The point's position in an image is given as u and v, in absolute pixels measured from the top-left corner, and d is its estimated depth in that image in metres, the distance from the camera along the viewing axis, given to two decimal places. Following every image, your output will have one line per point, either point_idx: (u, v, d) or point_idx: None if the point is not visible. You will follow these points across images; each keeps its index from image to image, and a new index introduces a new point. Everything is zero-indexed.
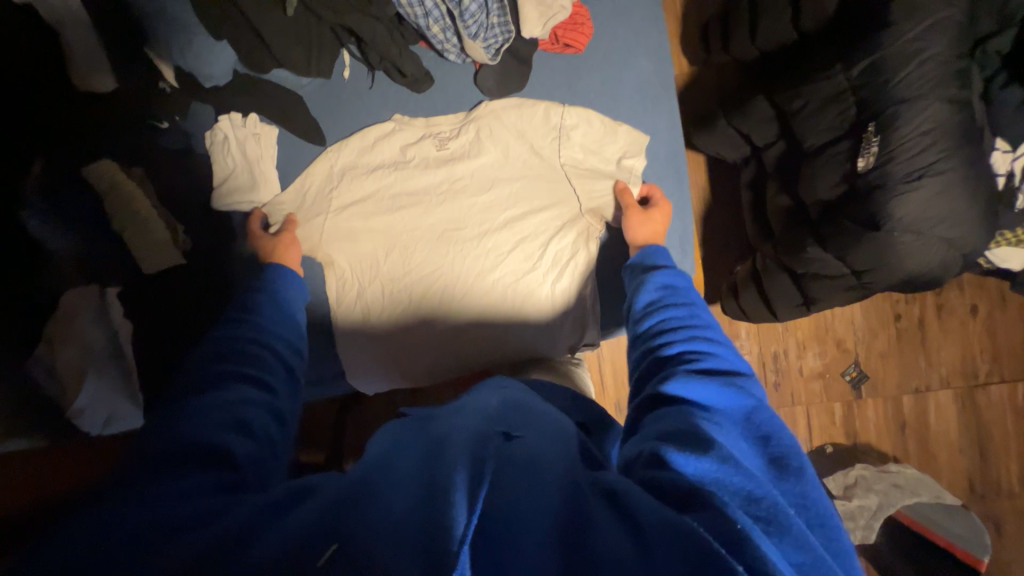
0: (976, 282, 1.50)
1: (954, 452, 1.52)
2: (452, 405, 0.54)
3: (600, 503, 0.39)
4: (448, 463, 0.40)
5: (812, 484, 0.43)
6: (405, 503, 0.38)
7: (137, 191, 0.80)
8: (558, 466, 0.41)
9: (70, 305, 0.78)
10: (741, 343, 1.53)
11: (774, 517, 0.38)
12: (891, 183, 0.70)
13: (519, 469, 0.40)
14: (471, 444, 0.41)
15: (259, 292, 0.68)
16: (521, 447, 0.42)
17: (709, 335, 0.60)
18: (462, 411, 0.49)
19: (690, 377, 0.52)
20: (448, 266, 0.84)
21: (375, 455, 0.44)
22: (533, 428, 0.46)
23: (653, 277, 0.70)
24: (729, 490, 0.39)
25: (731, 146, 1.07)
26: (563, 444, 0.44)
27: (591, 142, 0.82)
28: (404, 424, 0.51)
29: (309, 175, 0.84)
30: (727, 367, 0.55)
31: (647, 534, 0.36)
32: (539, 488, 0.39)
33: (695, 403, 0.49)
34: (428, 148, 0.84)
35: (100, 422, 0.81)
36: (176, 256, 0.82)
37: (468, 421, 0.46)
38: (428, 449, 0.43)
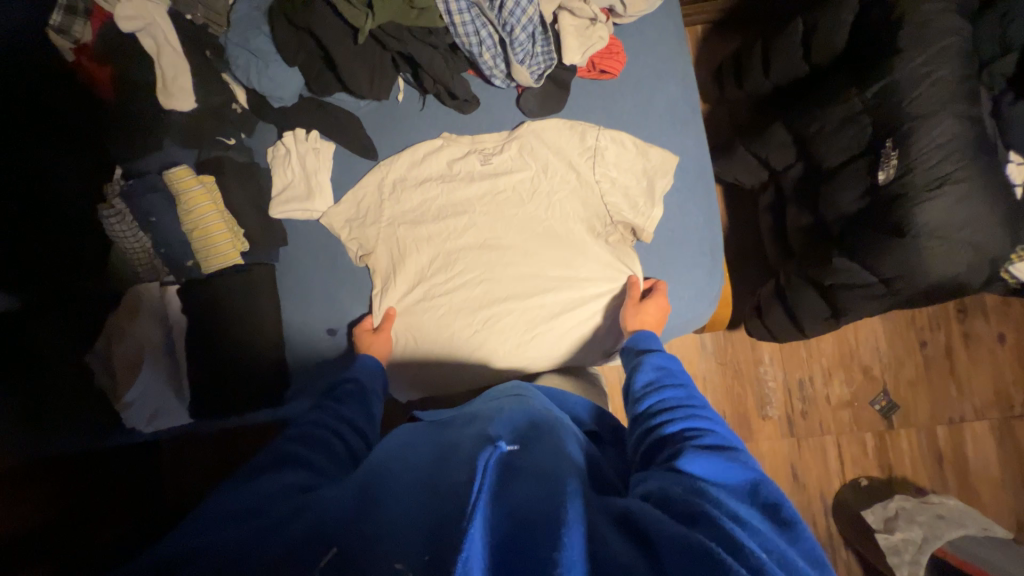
0: (1000, 309, 1.50)
1: (998, 488, 1.45)
2: (463, 418, 0.61)
3: (615, 527, 0.44)
4: (456, 473, 0.47)
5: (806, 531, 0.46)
6: (426, 507, 0.44)
7: (206, 202, 0.85)
8: (560, 473, 0.47)
9: (133, 301, 0.85)
10: (765, 369, 1.53)
11: (787, 562, 0.40)
12: (914, 191, 0.74)
13: (529, 478, 0.46)
14: (480, 455, 0.48)
15: (342, 379, 0.77)
16: (521, 457, 0.49)
17: (702, 409, 0.63)
18: (473, 423, 0.57)
19: (692, 446, 0.55)
20: (486, 276, 0.90)
21: (405, 467, 0.52)
22: (532, 438, 0.53)
23: (646, 357, 0.75)
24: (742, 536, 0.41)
25: (750, 172, 1.14)
26: (560, 451, 0.51)
27: (623, 162, 0.88)
28: (412, 441, 0.58)
29: (363, 187, 0.92)
30: (724, 436, 0.58)
31: (661, 555, 0.40)
32: (545, 492, 0.44)
33: (700, 468, 0.52)
34: (473, 163, 0.91)
35: (147, 416, 0.84)
36: (235, 259, 0.88)
37: (478, 432, 0.53)
38: (442, 459, 0.51)
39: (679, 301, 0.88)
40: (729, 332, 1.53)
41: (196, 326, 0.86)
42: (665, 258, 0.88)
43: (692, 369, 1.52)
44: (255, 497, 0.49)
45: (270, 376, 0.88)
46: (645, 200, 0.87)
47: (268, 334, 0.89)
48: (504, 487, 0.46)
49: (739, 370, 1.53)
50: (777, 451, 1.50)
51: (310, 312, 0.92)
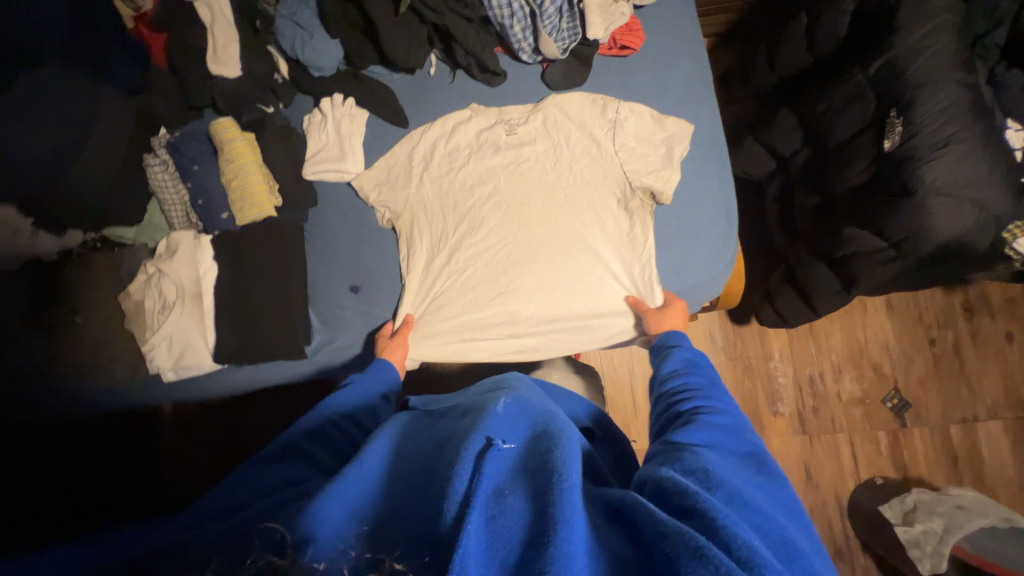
0: (1005, 309, 1.52)
1: (1016, 490, 1.43)
2: (457, 410, 0.61)
3: (606, 517, 0.44)
4: (449, 469, 0.45)
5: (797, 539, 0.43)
6: (424, 513, 0.43)
7: (246, 154, 0.89)
8: (553, 458, 0.44)
9: (174, 243, 0.89)
10: (775, 364, 1.54)
11: (788, 547, 0.42)
12: (921, 153, 0.78)
13: (524, 472, 0.44)
14: (471, 447, 0.46)
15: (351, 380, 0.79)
16: (519, 453, 0.47)
17: (718, 393, 0.65)
18: (466, 416, 0.56)
19: (703, 427, 0.57)
20: (511, 244, 0.93)
21: (404, 467, 0.51)
22: (528, 437, 0.50)
23: (676, 351, 0.76)
24: (743, 523, 0.42)
25: (757, 162, 1.19)
26: (553, 440, 0.47)
27: (641, 132, 0.93)
28: (415, 430, 0.59)
29: (394, 157, 0.96)
30: (736, 421, 0.60)
31: (648, 547, 0.39)
32: (541, 484, 0.42)
33: (709, 446, 0.53)
34: (498, 134, 0.96)
35: (173, 356, 0.86)
36: (269, 210, 0.90)
37: (469, 424, 0.51)
38: (438, 453, 0.50)
39: (696, 261, 0.90)
40: (738, 326, 1.54)
41: (228, 274, 0.90)
42: (681, 223, 0.91)
43: None
44: (255, 487, 0.51)
45: (296, 327, 0.90)
46: (664, 164, 0.90)
47: (294, 287, 0.91)
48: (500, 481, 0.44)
49: (749, 364, 1.53)
50: (789, 449, 1.48)
51: (335, 271, 0.95)
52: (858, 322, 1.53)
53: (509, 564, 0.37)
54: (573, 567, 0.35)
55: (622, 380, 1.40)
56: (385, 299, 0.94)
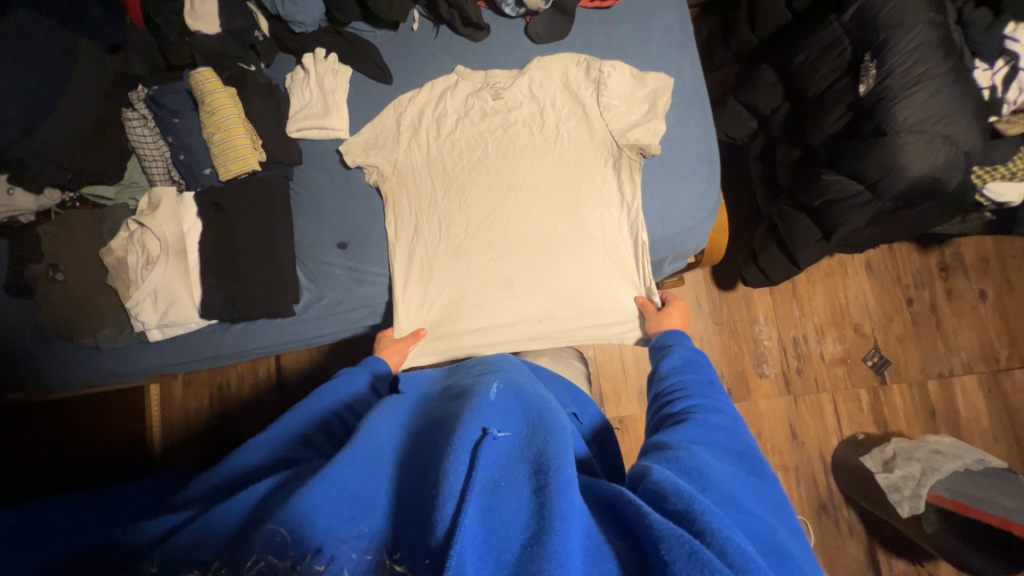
0: (979, 268, 1.57)
1: (989, 439, 1.48)
2: (450, 391, 0.63)
3: (601, 512, 0.45)
4: (444, 459, 0.45)
5: (788, 542, 0.45)
6: (423, 503, 0.43)
7: (228, 106, 0.87)
8: (553, 460, 0.45)
9: (157, 199, 0.88)
10: (760, 328, 1.57)
11: (781, 549, 0.43)
12: (894, 92, 0.82)
13: (526, 468, 0.46)
14: (468, 437, 0.46)
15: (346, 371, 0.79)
16: (513, 442, 0.49)
17: (716, 393, 0.66)
18: (459, 399, 0.57)
19: (699, 425, 0.57)
20: (499, 215, 0.93)
21: (405, 449, 0.51)
22: (524, 428, 0.52)
23: (675, 347, 0.76)
24: (736, 526, 0.43)
25: (739, 123, 1.21)
26: (547, 432, 0.50)
27: (623, 91, 0.92)
28: (400, 413, 0.58)
29: (381, 120, 0.95)
30: (733, 421, 0.61)
31: (643, 544, 0.41)
32: (532, 485, 0.44)
33: (703, 444, 0.54)
34: (485, 98, 0.96)
35: (159, 311, 0.86)
36: (253, 164, 0.88)
37: (461, 408, 0.53)
38: (431, 439, 0.50)
39: (680, 211, 0.92)
40: (724, 292, 1.56)
41: (212, 232, 0.89)
42: (666, 170, 0.92)
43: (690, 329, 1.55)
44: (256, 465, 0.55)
45: (285, 283, 0.89)
46: (648, 117, 0.90)
47: (282, 245, 0.90)
48: (497, 483, 0.44)
49: (735, 328, 1.56)
50: (775, 409, 1.52)
51: (322, 228, 0.94)
52: (840, 286, 1.57)
53: (508, 559, 0.38)
54: (570, 566, 0.36)
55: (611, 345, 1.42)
56: (374, 256, 0.94)
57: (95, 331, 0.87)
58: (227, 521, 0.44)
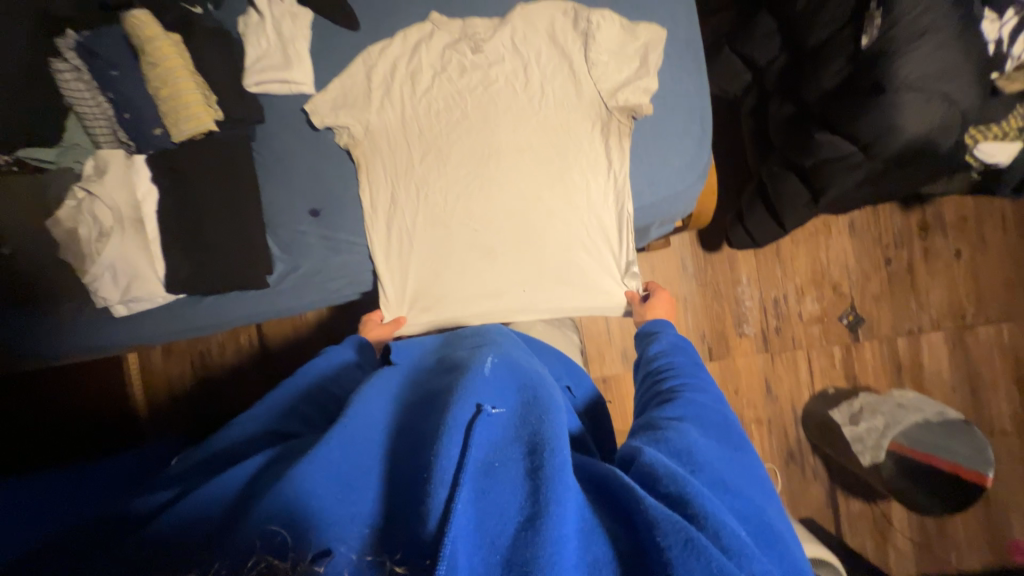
0: (957, 227, 1.59)
1: (948, 390, 1.57)
2: (444, 365, 0.63)
3: (593, 494, 0.46)
4: (436, 442, 0.45)
5: (769, 517, 0.48)
6: (416, 490, 0.43)
7: (172, 56, 0.78)
8: (542, 441, 0.45)
9: (104, 162, 0.81)
10: (743, 288, 1.58)
11: (763, 531, 0.46)
12: (897, 45, 0.78)
13: (518, 449, 0.46)
14: (462, 417, 0.46)
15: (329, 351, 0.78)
16: (507, 419, 0.49)
17: (701, 373, 0.67)
18: (453, 373, 0.58)
19: (687, 404, 0.58)
20: (482, 184, 0.88)
21: (396, 431, 0.51)
22: (518, 403, 0.52)
23: (663, 333, 0.77)
24: (724, 508, 0.45)
25: (733, 76, 1.14)
26: (543, 411, 0.50)
27: (612, 44, 0.85)
28: (393, 394, 0.58)
29: (350, 75, 0.86)
30: (718, 400, 0.62)
31: (637, 528, 0.42)
32: (528, 466, 0.44)
33: (693, 422, 0.55)
34: (464, 52, 0.87)
35: (120, 287, 0.81)
36: (209, 124, 0.81)
37: (454, 382, 0.53)
38: (421, 421, 0.50)
39: (668, 176, 0.88)
40: (709, 253, 1.56)
41: (168, 198, 0.82)
42: (656, 131, 0.87)
43: (674, 291, 1.56)
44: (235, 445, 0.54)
45: (257, 254, 0.84)
46: (640, 74, 0.84)
47: (249, 213, 0.85)
48: (490, 467, 0.44)
49: (718, 289, 1.57)
50: (752, 366, 1.57)
51: (291, 193, 0.88)
52: (823, 246, 1.58)
53: (503, 544, 0.39)
54: (564, 551, 0.37)
55: None
56: (349, 223, 0.90)
57: (54, 305, 0.82)
58: (205, 512, 0.44)
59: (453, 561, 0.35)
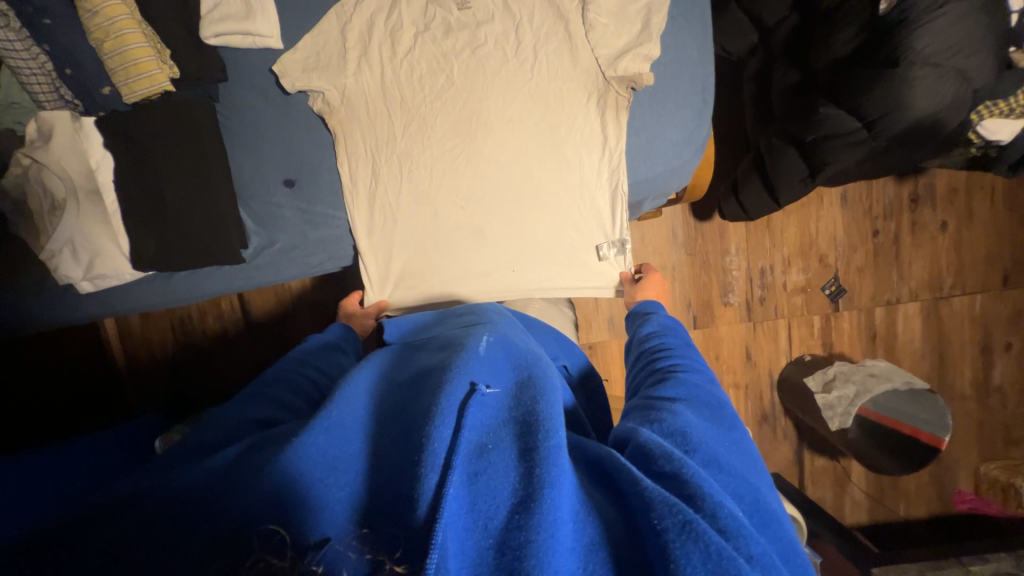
0: (947, 199, 1.59)
1: (917, 358, 1.63)
2: (435, 341, 0.64)
3: (586, 474, 0.46)
4: (428, 424, 0.44)
5: (763, 495, 0.48)
6: (402, 477, 0.42)
7: (116, 4, 0.68)
8: (536, 418, 0.45)
9: (46, 127, 0.72)
10: (731, 258, 1.58)
11: (760, 512, 0.46)
12: (916, 14, 0.73)
13: (511, 428, 0.45)
14: (457, 397, 0.46)
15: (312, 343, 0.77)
16: (501, 398, 0.49)
17: (693, 354, 0.67)
18: (445, 350, 0.58)
19: (680, 385, 0.59)
20: (471, 155, 0.82)
21: (386, 410, 0.51)
22: (511, 383, 0.52)
23: (656, 314, 0.78)
24: (720, 488, 0.45)
25: (739, 36, 1.06)
26: (538, 390, 0.49)
27: (612, 3, 0.77)
28: (386, 369, 0.59)
29: (323, 31, 0.78)
30: (711, 380, 0.62)
31: (632, 509, 0.41)
32: (525, 445, 0.43)
33: (687, 403, 0.55)
34: (448, 7, 0.79)
35: (82, 263, 0.75)
36: (164, 84, 0.72)
37: (446, 360, 0.54)
38: (414, 403, 0.50)
39: (666, 152, 0.84)
40: (700, 223, 1.54)
41: (123, 168, 0.75)
42: (655, 103, 0.82)
43: (663, 260, 1.55)
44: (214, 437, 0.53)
45: (229, 227, 0.79)
46: (642, 39, 0.77)
47: (217, 183, 0.78)
48: (484, 450, 0.43)
49: (707, 259, 1.57)
50: (734, 335, 1.60)
51: (262, 162, 0.82)
52: (813, 216, 1.57)
53: (495, 527, 0.38)
54: (558, 535, 0.37)
55: None
56: (326, 197, 0.84)
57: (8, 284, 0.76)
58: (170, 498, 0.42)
59: (444, 550, 0.34)
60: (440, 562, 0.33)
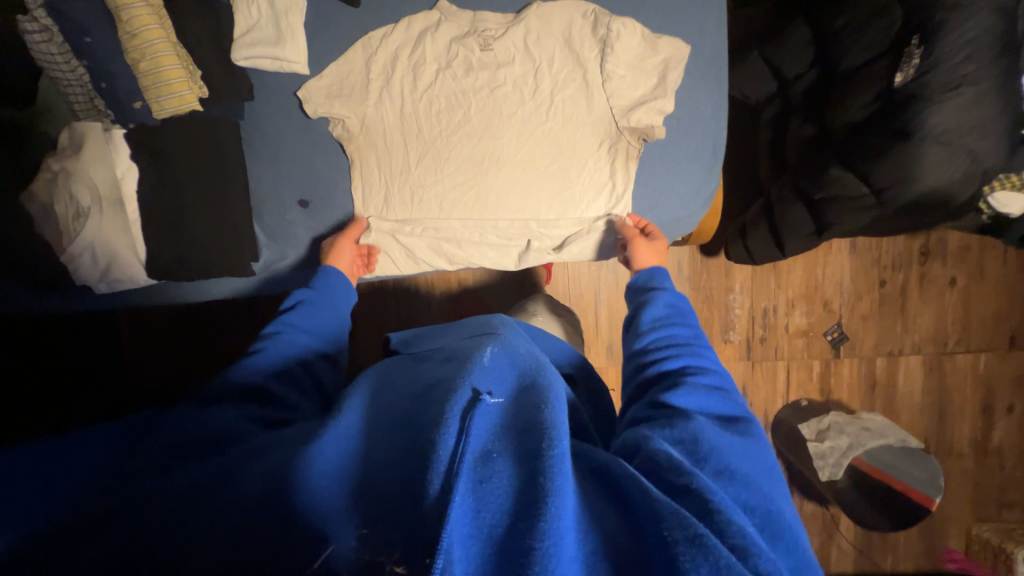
0: (957, 256, 1.58)
1: (916, 412, 1.61)
2: (439, 354, 0.63)
3: (594, 481, 0.46)
4: (433, 429, 0.44)
5: (769, 500, 0.48)
6: (400, 485, 0.41)
7: (155, 27, 0.70)
8: (546, 427, 0.44)
9: (78, 136, 0.76)
10: (734, 296, 1.58)
11: (768, 524, 0.45)
12: (930, 92, 0.74)
13: (516, 433, 0.45)
14: (456, 404, 0.46)
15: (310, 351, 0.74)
16: (506, 406, 0.48)
17: (702, 347, 0.66)
18: (452, 362, 0.57)
19: (694, 391, 0.57)
20: (483, 185, 0.85)
21: (390, 419, 0.51)
22: (514, 388, 0.51)
23: (660, 293, 0.74)
24: (730, 501, 0.45)
25: (757, 84, 1.06)
26: (543, 396, 0.48)
27: (631, 56, 0.80)
28: (391, 382, 0.59)
29: (349, 60, 0.81)
30: (721, 379, 0.61)
31: (637, 515, 0.42)
32: (530, 448, 0.42)
33: (700, 414, 0.55)
34: (471, 47, 0.82)
35: (100, 267, 0.79)
36: (193, 103, 0.75)
37: (452, 372, 0.53)
38: (420, 407, 0.49)
39: (673, 198, 0.86)
40: (706, 258, 1.55)
41: (145, 178, 0.78)
42: (666, 153, 0.84)
43: None
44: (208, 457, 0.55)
45: (241, 238, 0.81)
46: (657, 94, 0.80)
47: (235, 197, 0.81)
48: (489, 458, 0.42)
49: (710, 295, 1.57)
50: (731, 372, 1.60)
51: (280, 180, 0.85)
52: (821, 261, 1.57)
53: (498, 537, 0.37)
54: (561, 543, 0.36)
55: (587, 306, 1.37)
56: (337, 218, 0.87)
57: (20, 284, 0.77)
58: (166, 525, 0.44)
59: (449, 555, 0.34)
60: (445, 565, 0.33)
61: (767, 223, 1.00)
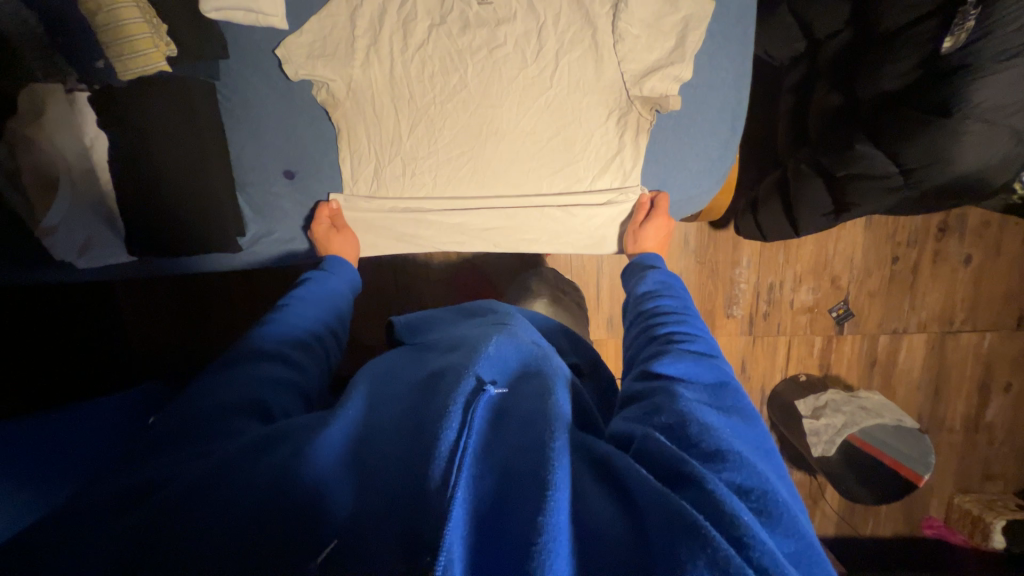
0: (976, 233, 1.52)
1: (913, 390, 1.62)
2: (444, 341, 0.58)
3: (590, 470, 0.42)
4: (433, 420, 0.41)
5: (773, 479, 0.42)
6: (401, 470, 0.38)
7: None
8: (555, 423, 0.41)
9: (36, 101, 0.69)
10: (740, 271, 1.54)
11: (765, 507, 0.39)
12: (980, 63, 0.67)
13: (520, 425, 0.42)
14: (458, 391, 0.43)
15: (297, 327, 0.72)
16: (508, 396, 0.45)
17: (692, 319, 0.63)
18: (457, 350, 0.52)
19: (678, 360, 0.54)
20: (477, 156, 0.80)
21: (387, 407, 0.47)
22: (519, 375, 0.48)
23: (647, 274, 0.72)
24: (729, 487, 0.40)
25: (784, 44, 0.95)
26: (547, 386, 0.46)
27: (645, 14, 0.72)
28: (393, 369, 0.54)
29: (331, 15, 0.73)
30: (711, 349, 0.57)
31: (639, 506, 0.39)
32: (532, 438, 0.40)
33: (685, 385, 0.51)
34: (467, 1, 0.74)
35: (76, 244, 0.75)
36: (161, 64, 0.69)
37: (460, 359, 0.48)
38: (425, 394, 0.46)
39: (684, 174, 0.80)
40: (715, 231, 1.50)
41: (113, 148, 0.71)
42: (679, 124, 0.78)
43: (670, 265, 1.51)
44: None
45: (219, 212, 0.76)
46: (674, 58, 0.73)
47: (215, 168, 0.75)
48: (490, 449, 0.40)
49: (715, 269, 1.53)
50: (732, 347, 1.59)
51: (262, 150, 0.78)
52: (833, 236, 1.52)
53: (493, 531, 0.35)
54: (561, 538, 0.34)
55: (589, 280, 1.33)
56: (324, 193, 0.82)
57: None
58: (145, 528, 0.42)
59: (451, 554, 0.32)
60: (447, 564, 0.31)
61: (782, 196, 0.93)
